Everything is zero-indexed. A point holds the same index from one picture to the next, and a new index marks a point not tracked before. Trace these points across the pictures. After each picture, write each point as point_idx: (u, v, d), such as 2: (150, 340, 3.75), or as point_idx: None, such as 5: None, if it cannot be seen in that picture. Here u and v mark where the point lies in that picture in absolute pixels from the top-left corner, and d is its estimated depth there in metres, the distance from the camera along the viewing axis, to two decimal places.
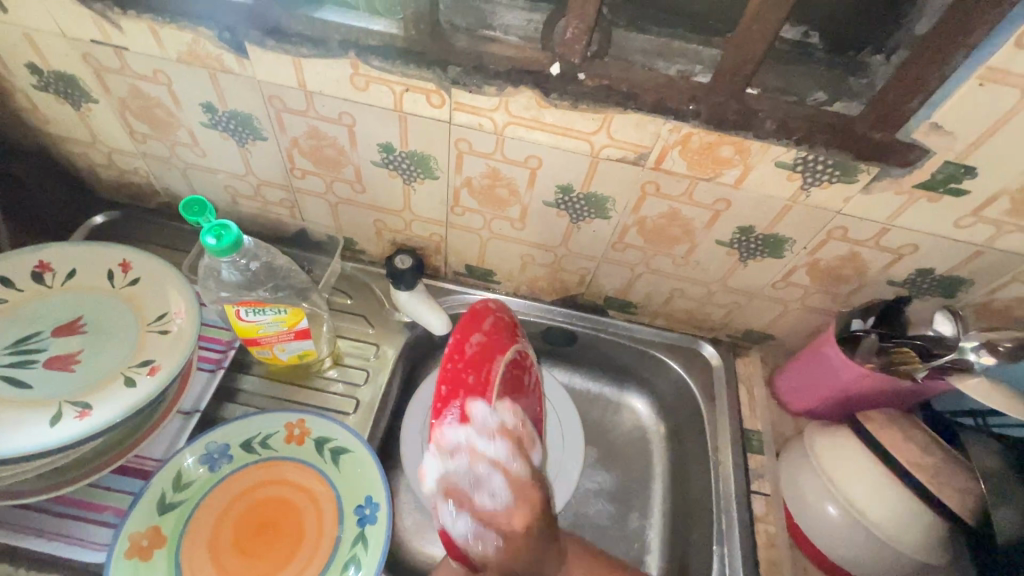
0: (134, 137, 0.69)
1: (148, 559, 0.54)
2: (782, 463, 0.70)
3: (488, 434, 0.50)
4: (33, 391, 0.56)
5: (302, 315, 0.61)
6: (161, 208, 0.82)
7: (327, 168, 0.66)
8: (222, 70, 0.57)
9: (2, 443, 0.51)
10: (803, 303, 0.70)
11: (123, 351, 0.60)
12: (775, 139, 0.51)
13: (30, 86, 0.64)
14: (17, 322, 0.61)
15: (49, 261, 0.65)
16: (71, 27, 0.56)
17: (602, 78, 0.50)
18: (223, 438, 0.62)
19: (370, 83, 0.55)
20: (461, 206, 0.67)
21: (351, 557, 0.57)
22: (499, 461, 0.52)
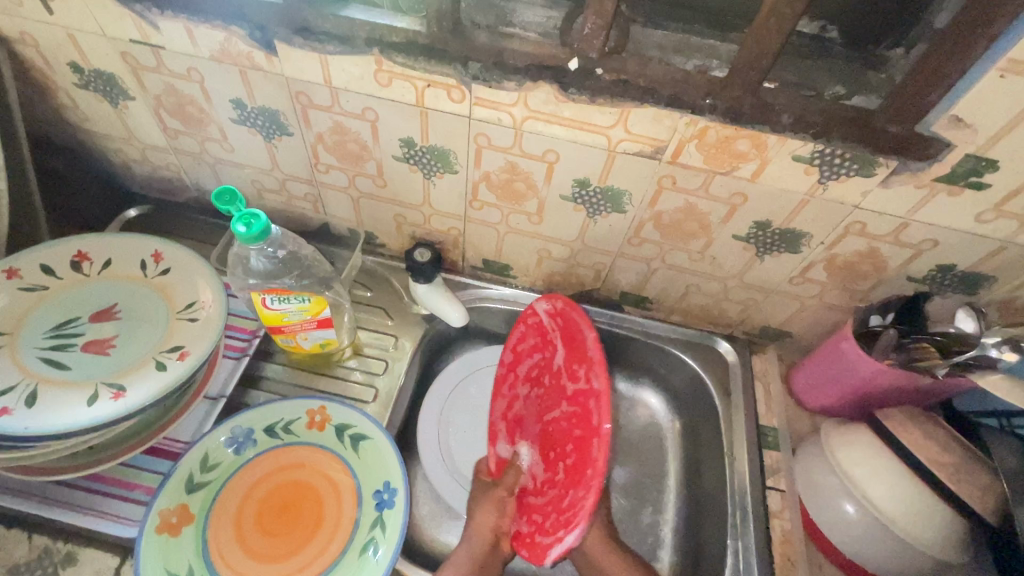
0: (167, 133, 0.72)
1: (176, 535, 0.56)
2: (798, 459, 0.70)
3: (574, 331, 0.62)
4: (72, 373, 0.59)
5: (325, 304, 0.63)
6: (190, 203, 0.85)
7: (350, 163, 0.68)
8: (252, 68, 0.59)
9: (43, 420, 0.54)
10: (820, 300, 0.70)
11: (155, 338, 0.63)
12: (793, 132, 0.51)
13: (72, 85, 0.68)
14: (56, 308, 0.64)
15: (87, 251, 0.68)
16: (112, 27, 0.59)
17: (619, 72, 0.51)
18: (247, 423, 0.64)
19: (393, 80, 0.56)
20: (479, 201, 0.69)
21: (369, 540, 0.59)
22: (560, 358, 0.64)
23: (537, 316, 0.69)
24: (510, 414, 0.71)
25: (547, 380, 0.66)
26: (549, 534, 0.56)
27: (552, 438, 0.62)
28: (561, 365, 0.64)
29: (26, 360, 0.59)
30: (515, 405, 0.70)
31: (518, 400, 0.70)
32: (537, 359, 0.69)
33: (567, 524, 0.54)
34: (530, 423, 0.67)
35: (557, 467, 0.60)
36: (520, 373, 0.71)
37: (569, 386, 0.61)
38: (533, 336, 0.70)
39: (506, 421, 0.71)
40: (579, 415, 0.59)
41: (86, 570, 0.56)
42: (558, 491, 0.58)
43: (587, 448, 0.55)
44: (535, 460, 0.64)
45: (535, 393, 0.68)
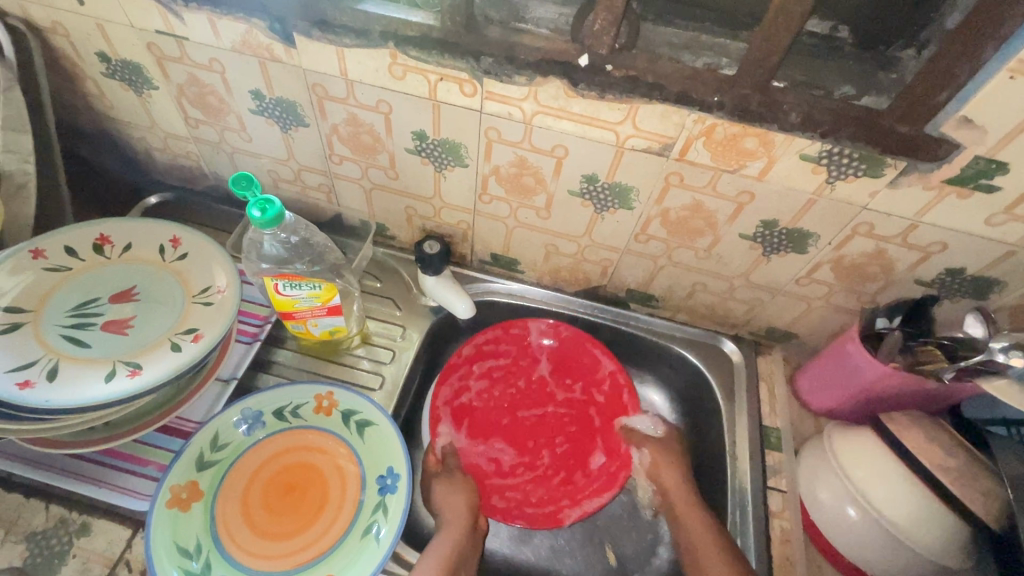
0: (188, 122, 0.74)
1: (186, 510, 0.58)
2: (801, 460, 0.69)
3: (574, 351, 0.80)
4: (91, 351, 0.61)
5: (335, 291, 0.64)
6: (208, 191, 0.87)
7: (364, 155, 0.70)
8: (272, 59, 0.61)
9: (64, 395, 0.56)
10: (827, 302, 0.70)
11: (170, 320, 0.65)
12: (800, 132, 0.51)
13: (100, 74, 0.70)
14: (78, 288, 0.66)
15: (109, 235, 0.71)
16: (139, 18, 0.61)
17: (628, 69, 0.52)
18: (257, 405, 0.65)
19: (407, 73, 0.58)
20: (488, 195, 0.70)
21: (371, 523, 0.60)
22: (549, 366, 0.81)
23: (528, 332, 0.80)
24: (456, 403, 0.77)
25: (517, 384, 0.80)
26: (548, 505, 0.72)
27: (528, 430, 0.78)
28: (544, 376, 0.81)
29: (49, 337, 0.61)
30: (464, 396, 0.78)
31: (469, 392, 0.78)
32: (504, 363, 0.81)
33: (579, 495, 0.73)
34: (487, 415, 0.78)
35: (539, 453, 0.77)
36: (476, 369, 0.79)
37: (560, 393, 0.80)
38: (509, 345, 0.80)
39: (451, 408, 0.76)
40: (574, 417, 0.79)
41: (100, 540, 0.58)
42: (544, 471, 0.76)
43: (587, 440, 0.78)
44: (500, 448, 0.77)
45: (496, 390, 0.79)
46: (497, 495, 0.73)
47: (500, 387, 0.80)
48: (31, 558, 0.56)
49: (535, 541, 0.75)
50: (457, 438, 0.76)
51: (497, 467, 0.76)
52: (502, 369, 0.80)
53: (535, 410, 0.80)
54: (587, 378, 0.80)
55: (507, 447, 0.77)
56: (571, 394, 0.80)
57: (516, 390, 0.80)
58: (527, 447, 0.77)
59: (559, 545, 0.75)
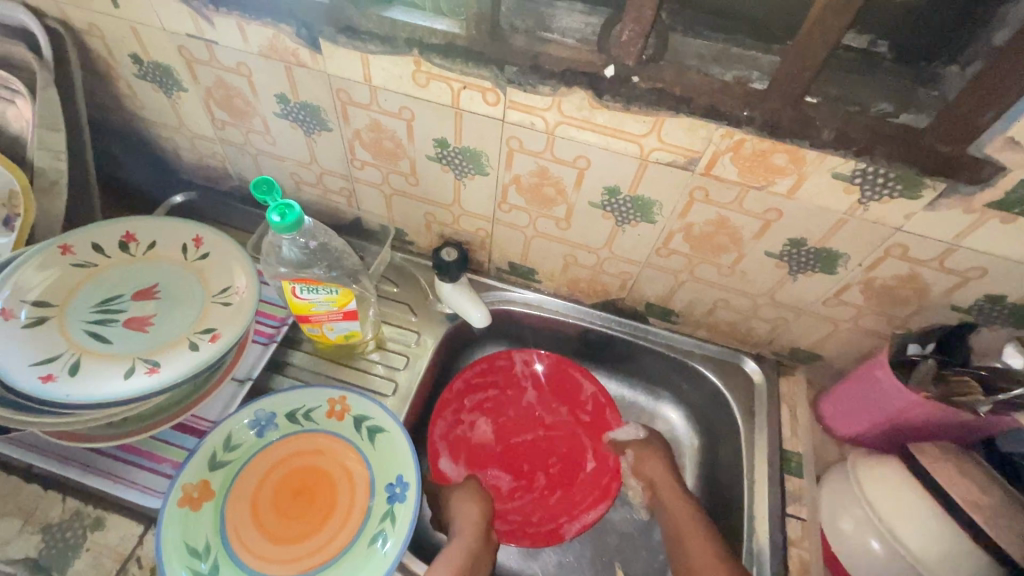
0: (215, 124, 0.75)
1: (197, 510, 0.58)
2: (822, 488, 0.67)
3: (558, 375, 0.83)
4: (113, 347, 0.62)
5: (352, 296, 0.64)
6: (232, 191, 0.88)
7: (385, 160, 0.70)
8: (298, 64, 0.61)
9: (85, 390, 0.58)
10: (855, 324, 0.67)
11: (190, 318, 0.66)
12: (833, 149, 0.50)
13: (132, 74, 0.72)
14: (103, 283, 0.68)
15: (134, 232, 0.72)
16: (171, 22, 0.62)
17: (655, 80, 0.51)
18: (270, 407, 0.65)
19: (431, 80, 0.57)
20: (508, 204, 0.69)
21: (378, 532, 0.59)
22: (536, 390, 0.83)
23: (513, 362, 0.83)
24: (452, 435, 0.78)
25: (506, 413, 0.81)
26: (548, 523, 0.74)
27: (522, 454, 0.79)
28: (532, 403, 0.82)
29: (73, 331, 0.63)
30: (459, 428, 0.79)
31: (463, 424, 0.79)
32: (493, 393, 0.82)
33: (576, 509, 0.75)
34: (482, 443, 0.79)
35: (535, 475, 0.78)
36: (469, 402, 0.81)
37: (549, 417, 0.82)
38: (498, 377, 0.83)
39: (448, 440, 0.78)
40: (564, 439, 0.80)
41: (112, 535, 0.58)
42: (541, 492, 0.77)
43: (577, 458, 0.79)
44: (497, 474, 0.78)
45: (489, 420, 0.81)
46: (499, 519, 0.74)
47: (492, 417, 0.81)
48: (45, 550, 0.57)
49: (543, 557, 0.74)
50: (456, 470, 0.77)
51: (496, 492, 0.77)
52: (492, 399, 0.82)
53: (527, 435, 0.81)
54: (572, 400, 0.82)
55: (503, 472, 0.78)
56: (559, 417, 0.82)
57: (507, 418, 0.81)
58: (522, 471, 0.78)
59: (568, 561, 0.74)
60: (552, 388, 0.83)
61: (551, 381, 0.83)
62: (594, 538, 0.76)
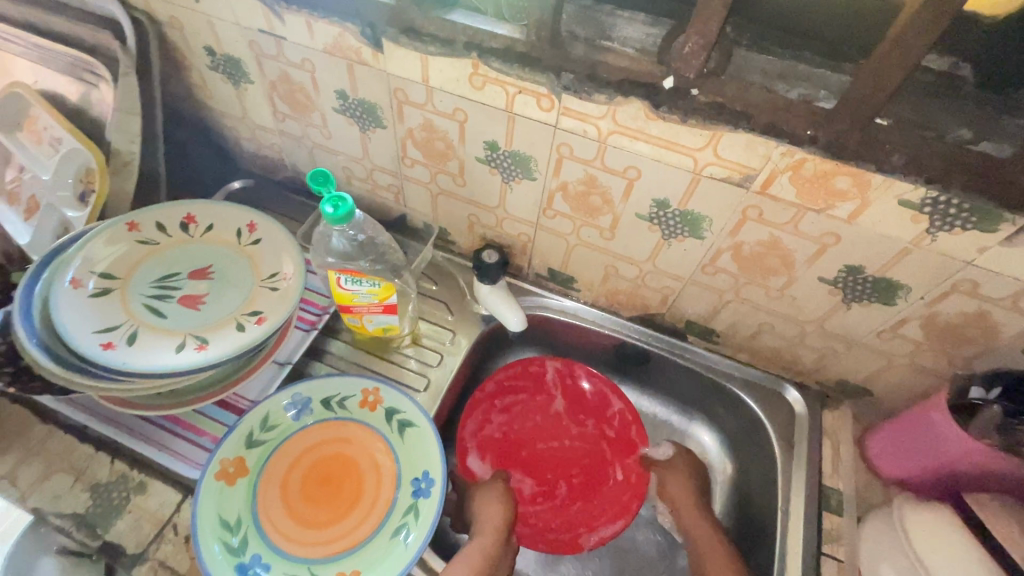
0: (276, 116, 0.78)
1: (231, 485, 0.60)
2: (864, 530, 0.63)
3: (588, 387, 0.82)
4: (167, 321, 0.66)
5: (393, 291, 0.65)
6: (286, 181, 0.92)
7: (435, 160, 0.71)
8: (360, 62, 0.63)
9: (140, 359, 0.61)
10: (911, 361, 0.64)
11: (239, 300, 0.69)
12: (902, 175, 0.47)
13: (205, 66, 0.76)
14: (162, 261, 0.71)
15: (195, 214, 0.76)
16: (245, 18, 0.65)
17: (716, 95, 0.50)
18: (306, 392, 0.67)
19: (487, 83, 0.58)
20: (553, 210, 0.69)
21: (401, 525, 0.60)
22: (565, 399, 0.82)
23: (544, 369, 0.83)
24: (479, 435, 0.78)
25: (534, 419, 0.81)
26: (567, 531, 0.74)
27: (546, 461, 0.79)
28: (560, 411, 0.82)
29: (133, 304, 0.66)
30: (487, 428, 0.79)
31: (490, 424, 0.79)
32: (522, 398, 0.82)
33: (596, 520, 0.74)
34: (508, 446, 0.79)
35: (557, 484, 0.77)
36: (498, 405, 0.81)
37: (576, 427, 0.81)
38: (528, 383, 0.82)
39: (476, 439, 0.78)
40: (589, 450, 0.79)
41: (152, 501, 0.61)
42: (562, 501, 0.76)
43: (601, 471, 0.78)
44: (520, 477, 0.77)
45: (516, 424, 0.80)
46: (519, 521, 0.74)
47: (519, 421, 0.81)
48: (91, 508, 0.60)
49: (561, 570, 0.73)
50: (481, 469, 0.77)
51: (518, 496, 0.76)
52: (521, 404, 0.81)
53: (553, 443, 0.80)
54: (601, 413, 0.81)
55: (527, 476, 0.77)
56: (586, 428, 0.81)
57: (534, 424, 0.81)
58: (546, 477, 0.78)
59: None
60: (582, 399, 0.82)
61: (581, 392, 0.82)
62: (615, 556, 0.74)
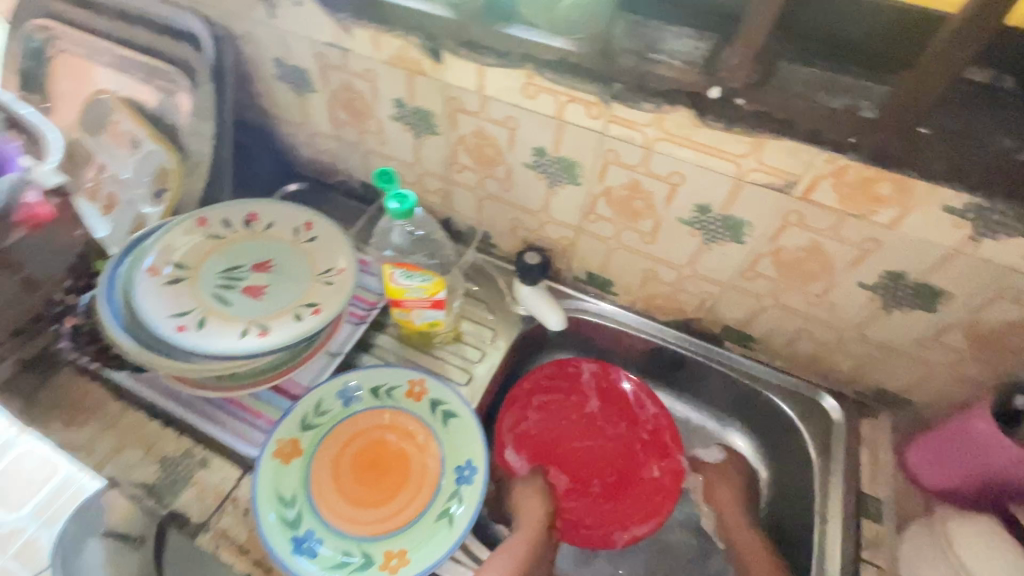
0: (335, 123, 0.84)
1: (287, 463, 0.64)
2: (904, 537, 0.63)
3: (623, 391, 0.83)
4: (232, 309, 0.71)
5: (442, 286, 0.69)
6: (338, 185, 0.97)
7: (484, 165, 0.75)
8: (419, 73, 0.68)
9: (209, 343, 0.66)
10: (953, 369, 0.64)
11: (297, 293, 0.74)
12: (946, 181, 0.49)
13: (273, 76, 0.82)
14: (227, 254, 0.77)
15: (257, 212, 0.81)
16: (316, 32, 0.71)
17: (760, 103, 0.52)
18: (356, 381, 0.71)
19: (539, 92, 0.62)
20: (596, 214, 0.72)
21: (445, 510, 0.63)
22: (600, 401, 0.84)
23: (580, 371, 0.84)
24: (516, 430, 0.81)
25: (569, 418, 0.83)
26: (600, 528, 0.75)
27: (580, 460, 0.80)
28: (595, 412, 0.83)
29: (202, 292, 0.71)
30: (523, 424, 0.81)
31: (526, 421, 0.82)
32: (558, 397, 0.83)
33: (628, 519, 0.75)
34: (543, 443, 0.81)
35: (591, 481, 0.79)
36: (534, 402, 0.82)
37: (610, 428, 0.82)
38: (564, 383, 0.84)
39: (513, 434, 0.80)
40: (622, 451, 0.81)
41: (214, 475, 0.65)
42: (595, 498, 0.78)
43: (634, 472, 0.79)
44: (554, 474, 0.79)
45: (551, 422, 0.82)
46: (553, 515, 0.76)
47: (554, 420, 0.82)
48: (160, 479, 0.64)
49: (595, 565, 0.75)
50: (517, 463, 0.79)
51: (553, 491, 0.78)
52: (557, 403, 0.83)
53: (587, 443, 0.82)
54: (635, 416, 0.82)
55: (561, 473, 0.79)
56: (620, 429, 0.82)
57: (569, 423, 0.83)
58: (579, 475, 0.79)
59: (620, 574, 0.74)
60: (617, 401, 0.83)
61: (616, 395, 0.83)
62: (649, 556, 0.76)
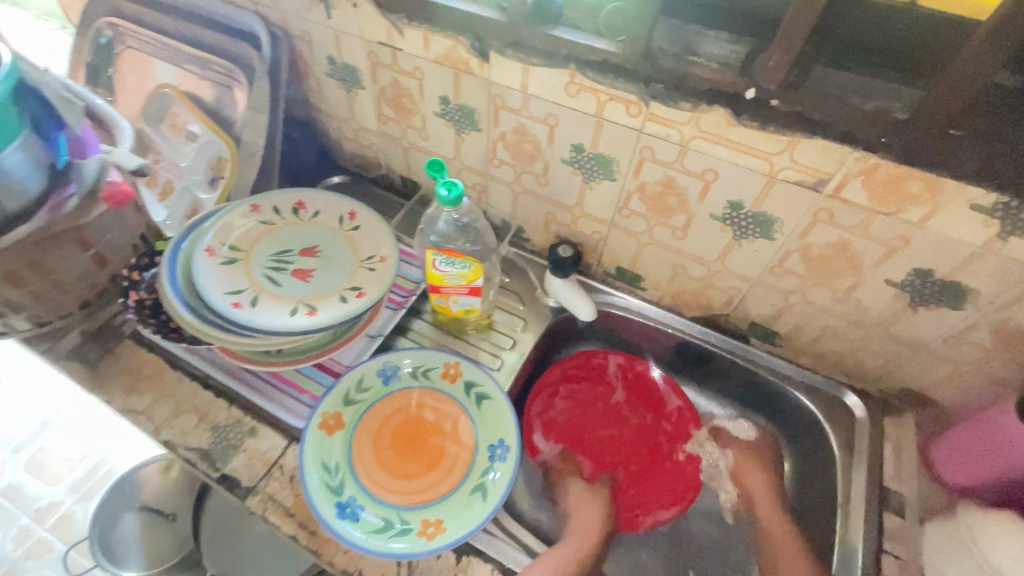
0: (380, 119, 0.88)
1: (331, 435, 0.68)
2: (928, 531, 0.64)
3: (648, 383, 0.87)
4: (283, 290, 0.75)
5: (480, 274, 0.72)
6: (378, 178, 1.02)
7: (522, 161, 0.79)
8: (466, 71, 0.72)
9: (263, 319, 0.70)
10: (979, 368, 0.66)
11: (342, 277, 0.78)
12: (975, 180, 0.51)
13: (324, 73, 0.87)
14: (277, 239, 0.81)
15: (305, 201, 0.86)
16: (370, 32, 0.75)
17: (795, 104, 0.55)
18: (395, 361, 0.74)
19: (581, 91, 0.66)
20: (629, 210, 0.75)
21: (479, 485, 0.66)
22: (626, 393, 0.87)
23: (607, 363, 0.88)
24: (544, 416, 0.83)
25: (595, 408, 0.86)
26: (623, 512, 0.77)
27: (605, 447, 0.83)
28: (619, 402, 0.86)
29: (255, 273, 0.76)
30: (550, 411, 0.84)
31: (554, 408, 0.85)
32: (585, 386, 0.87)
33: (651, 505, 0.78)
34: (570, 430, 0.84)
35: (615, 469, 0.81)
36: (562, 391, 0.86)
37: (634, 419, 0.85)
38: (590, 374, 0.87)
39: (541, 419, 0.83)
40: (646, 441, 0.84)
41: (263, 443, 0.69)
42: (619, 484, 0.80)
43: (657, 461, 0.82)
44: (580, 459, 0.82)
45: (578, 410, 0.85)
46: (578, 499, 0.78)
47: (581, 409, 0.85)
48: (213, 445, 0.69)
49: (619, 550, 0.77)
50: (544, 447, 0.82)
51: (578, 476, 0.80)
52: (583, 392, 0.86)
53: (612, 431, 0.84)
54: (659, 408, 0.86)
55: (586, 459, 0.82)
56: (644, 420, 0.85)
57: (594, 412, 0.85)
58: (604, 462, 0.82)
59: (643, 559, 0.76)
60: (642, 393, 0.87)
61: (642, 387, 0.87)
62: (673, 545, 0.77)
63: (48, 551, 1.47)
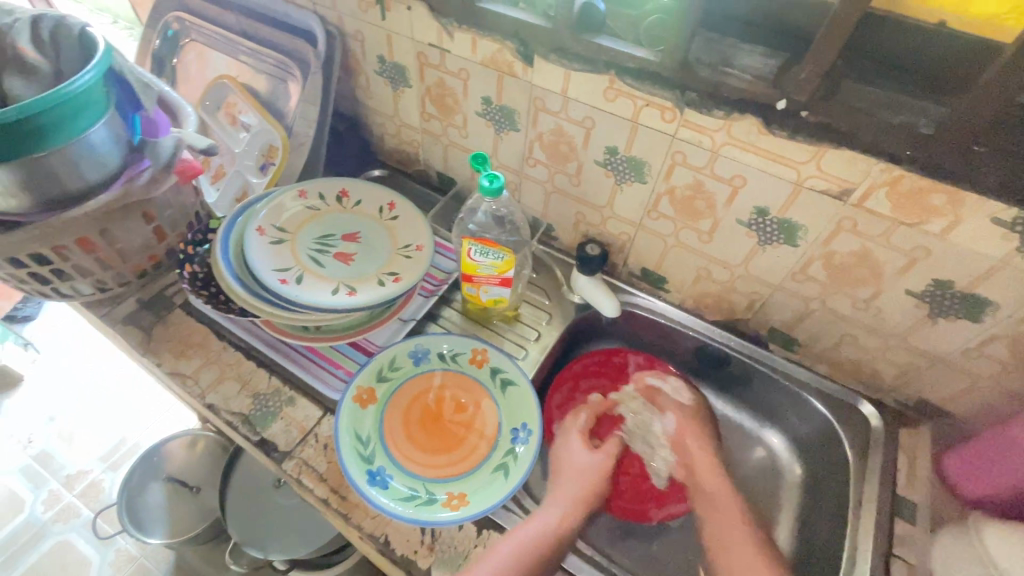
0: (424, 116, 0.93)
1: (364, 408, 0.72)
2: (937, 538, 0.65)
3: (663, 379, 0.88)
4: (326, 271, 0.80)
5: (512, 265, 0.76)
6: (415, 174, 1.07)
7: (557, 161, 0.83)
8: (510, 74, 0.76)
9: (307, 296, 0.75)
10: (995, 382, 0.67)
11: (381, 262, 0.83)
12: (996, 195, 0.54)
13: (373, 71, 0.92)
14: (322, 224, 0.86)
15: (348, 190, 0.91)
16: (422, 34, 0.80)
17: (823, 115, 0.58)
18: (426, 344, 0.78)
19: (619, 96, 0.69)
20: (658, 212, 0.78)
21: (502, 464, 0.69)
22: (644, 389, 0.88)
23: (626, 362, 0.90)
24: (564, 408, 0.86)
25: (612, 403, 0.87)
26: (639, 503, 0.77)
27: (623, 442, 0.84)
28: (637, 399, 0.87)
29: (301, 253, 0.81)
30: (571, 404, 0.86)
31: (574, 402, 0.87)
32: (604, 382, 0.88)
33: (665, 498, 0.78)
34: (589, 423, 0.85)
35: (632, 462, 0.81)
36: (581, 385, 0.88)
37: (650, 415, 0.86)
38: (611, 371, 0.89)
39: (561, 410, 0.85)
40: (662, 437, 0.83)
41: (300, 412, 0.73)
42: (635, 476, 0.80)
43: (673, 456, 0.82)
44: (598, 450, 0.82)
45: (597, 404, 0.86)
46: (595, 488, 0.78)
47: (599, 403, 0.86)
48: (253, 411, 0.73)
49: (632, 542, 0.78)
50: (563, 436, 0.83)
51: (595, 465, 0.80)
52: (602, 388, 0.88)
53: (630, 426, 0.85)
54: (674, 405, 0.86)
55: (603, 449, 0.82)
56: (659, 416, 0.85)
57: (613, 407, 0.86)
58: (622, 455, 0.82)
59: (653, 550, 0.78)
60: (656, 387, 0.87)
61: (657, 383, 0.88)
62: (685, 542, 0.79)
63: (77, 515, 1.53)
